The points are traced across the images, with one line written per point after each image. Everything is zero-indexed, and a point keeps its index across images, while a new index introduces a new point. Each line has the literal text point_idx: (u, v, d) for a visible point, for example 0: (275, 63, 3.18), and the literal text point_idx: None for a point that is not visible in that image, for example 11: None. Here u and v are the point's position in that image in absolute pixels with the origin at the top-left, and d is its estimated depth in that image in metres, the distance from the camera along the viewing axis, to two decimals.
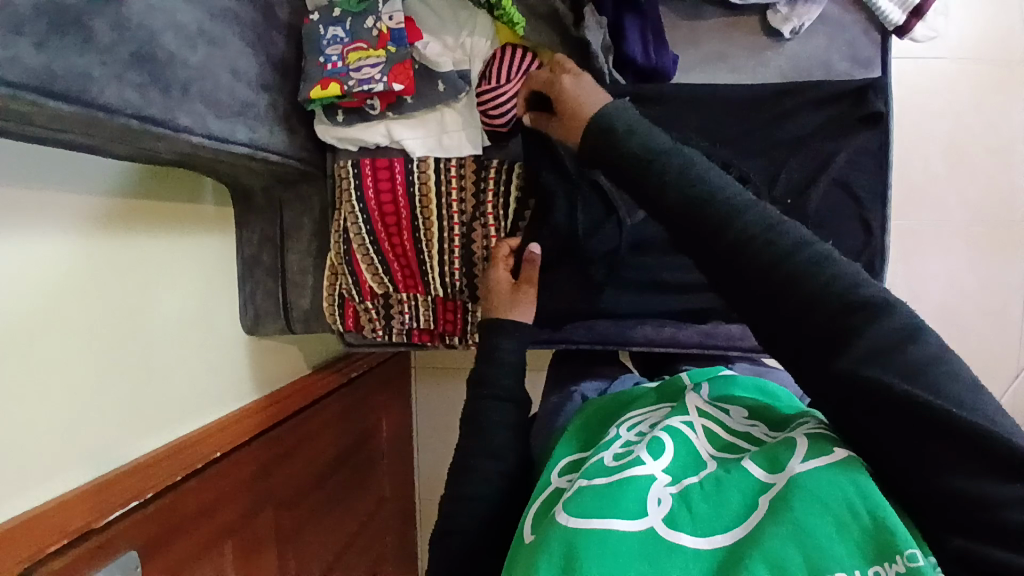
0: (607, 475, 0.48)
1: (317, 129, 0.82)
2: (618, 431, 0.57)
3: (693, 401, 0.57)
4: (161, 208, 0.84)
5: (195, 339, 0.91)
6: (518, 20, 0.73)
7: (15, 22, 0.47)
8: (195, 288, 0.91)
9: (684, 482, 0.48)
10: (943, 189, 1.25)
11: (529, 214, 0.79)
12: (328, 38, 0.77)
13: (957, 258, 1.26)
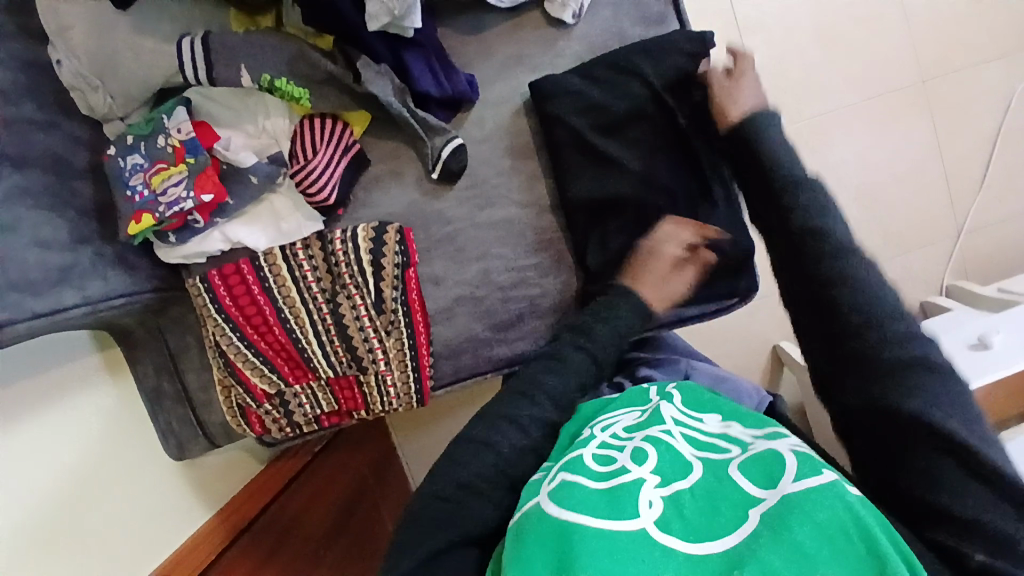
0: (604, 481, 0.55)
1: (158, 254, 0.79)
2: (594, 431, 0.62)
3: (669, 411, 0.62)
4: (37, 386, 0.80)
5: (123, 493, 0.90)
6: (300, 94, 0.71)
7: None
8: (105, 446, 0.88)
9: (674, 485, 0.53)
10: (824, 76, 1.29)
11: (387, 272, 0.78)
12: (129, 168, 0.74)
13: (853, 138, 1.31)
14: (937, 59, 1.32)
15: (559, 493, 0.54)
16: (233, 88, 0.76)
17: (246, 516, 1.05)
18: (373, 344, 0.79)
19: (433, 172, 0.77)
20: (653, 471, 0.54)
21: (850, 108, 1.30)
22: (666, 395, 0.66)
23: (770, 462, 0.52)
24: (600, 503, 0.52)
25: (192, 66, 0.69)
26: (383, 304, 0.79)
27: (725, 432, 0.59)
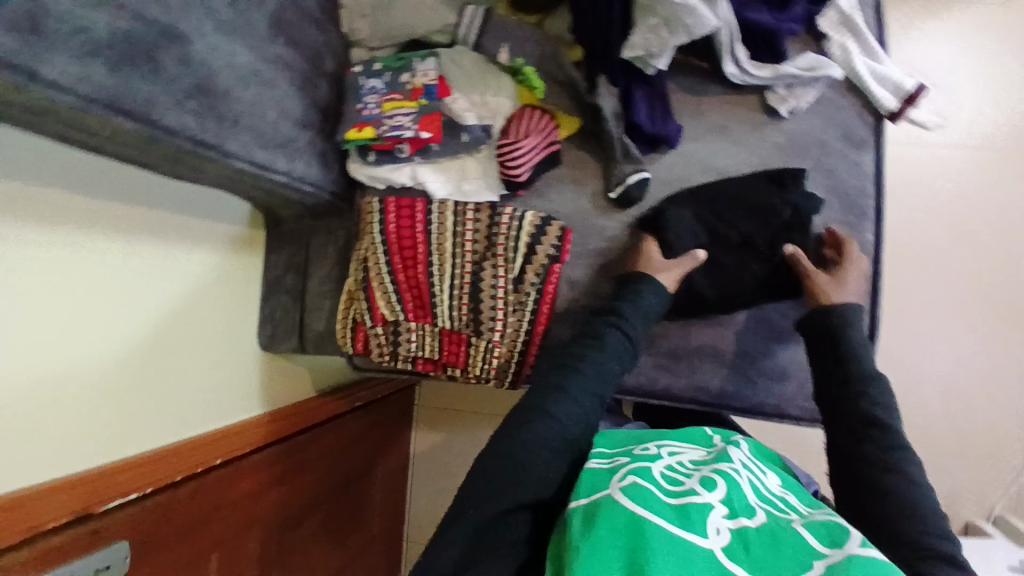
0: (670, 496, 0.59)
1: (350, 167, 0.89)
2: (662, 454, 0.69)
3: (738, 456, 0.68)
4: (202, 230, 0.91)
5: (217, 353, 0.96)
6: (537, 85, 0.81)
7: (90, 48, 0.52)
8: (223, 308, 0.97)
9: (740, 519, 0.56)
10: (949, 266, 1.29)
11: (538, 258, 0.85)
12: (367, 88, 0.85)
13: (964, 339, 1.27)
14: None
15: (632, 492, 0.58)
16: (478, 57, 0.86)
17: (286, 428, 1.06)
18: (496, 314, 0.85)
19: (612, 193, 0.84)
20: (722, 501, 0.58)
21: (963, 307, 1.28)
22: (735, 441, 0.74)
23: (835, 528, 0.55)
24: (670, 512, 0.56)
25: (468, 25, 0.83)
26: (522, 285, 0.85)
27: (784, 496, 0.65)
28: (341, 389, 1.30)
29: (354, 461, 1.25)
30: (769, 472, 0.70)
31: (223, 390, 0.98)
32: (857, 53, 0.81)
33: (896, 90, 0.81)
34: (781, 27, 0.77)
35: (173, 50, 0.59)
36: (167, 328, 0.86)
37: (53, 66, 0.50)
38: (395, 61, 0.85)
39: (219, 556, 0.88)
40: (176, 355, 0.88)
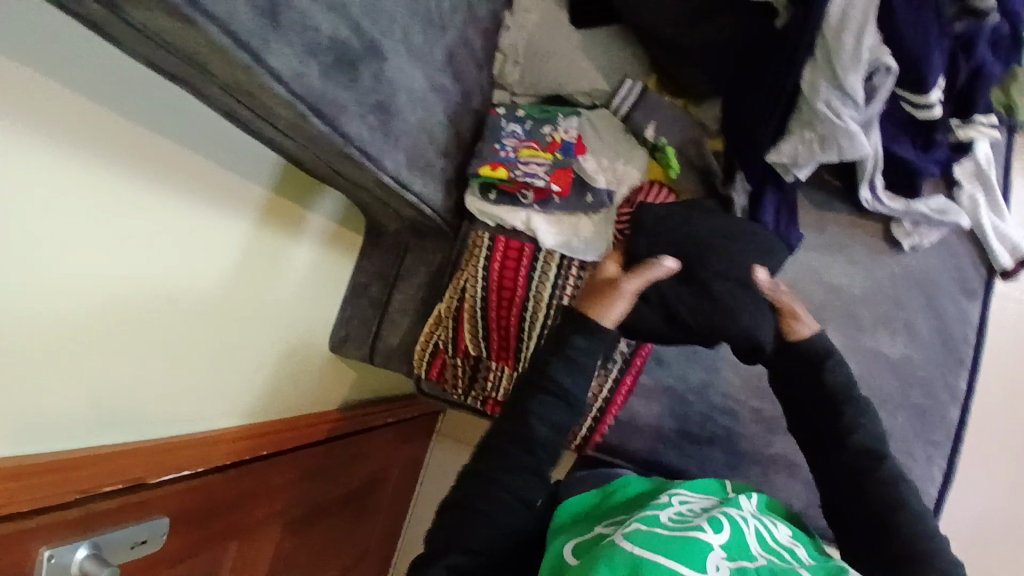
0: (669, 530, 0.58)
1: (466, 198, 0.90)
2: (669, 501, 0.67)
3: (746, 507, 0.67)
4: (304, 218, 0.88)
5: (284, 344, 0.92)
6: (674, 165, 0.82)
7: (313, 49, 0.53)
8: (302, 299, 0.93)
9: (740, 561, 0.56)
10: None
11: (633, 329, 0.85)
12: (507, 131, 0.88)
13: None
14: None
15: (637, 535, 0.57)
16: (620, 125, 0.88)
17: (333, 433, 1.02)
18: (579, 375, 0.85)
19: None
20: (723, 546, 0.57)
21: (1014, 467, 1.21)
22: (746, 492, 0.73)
23: None
24: (671, 547, 0.55)
25: (621, 99, 0.87)
26: (611, 351, 0.85)
27: (793, 549, 0.64)
28: (386, 402, 1.26)
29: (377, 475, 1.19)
30: (780, 524, 0.68)
31: (279, 383, 0.93)
32: (984, 208, 0.83)
33: (1012, 250, 0.84)
34: (922, 167, 0.78)
35: (372, 64, 0.61)
36: (246, 312, 0.81)
37: (279, 57, 0.50)
38: (539, 112, 0.89)
39: (239, 548, 0.80)
40: (252, 341, 0.84)
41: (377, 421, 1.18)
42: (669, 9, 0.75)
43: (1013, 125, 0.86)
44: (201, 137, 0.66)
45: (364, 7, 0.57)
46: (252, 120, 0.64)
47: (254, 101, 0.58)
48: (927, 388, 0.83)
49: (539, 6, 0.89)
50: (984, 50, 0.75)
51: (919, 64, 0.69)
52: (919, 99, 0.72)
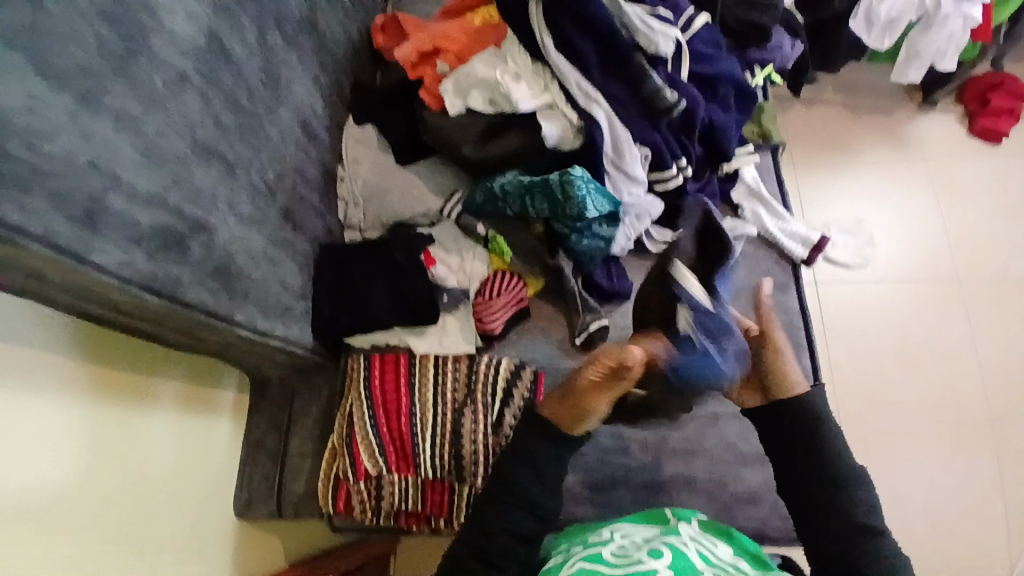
0: (609, 566, 0.64)
1: (347, 339, 0.97)
2: (613, 534, 0.73)
3: (688, 530, 0.74)
4: (204, 394, 0.97)
5: (196, 505, 0.93)
6: (507, 250, 0.97)
7: (135, 237, 0.62)
8: (204, 452, 0.96)
9: (630, 568, 0.63)
10: (902, 395, 1.54)
11: (514, 400, 0.90)
12: (350, 257, 0.96)
13: (933, 462, 1.49)
14: (983, 392, 1.55)
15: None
16: (458, 230, 1.00)
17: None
18: (477, 459, 0.88)
19: (577, 339, 0.95)
20: (666, 568, 0.62)
21: (930, 431, 1.51)
22: (684, 518, 0.79)
23: (685, 562, 0.64)
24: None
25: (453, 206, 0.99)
26: (501, 427, 0.90)
27: (735, 564, 0.70)
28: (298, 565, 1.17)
29: None
30: (721, 543, 0.75)
31: (195, 546, 0.92)
32: (766, 217, 1.01)
33: (804, 241, 1.01)
34: (700, 199, 0.96)
35: (201, 238, 0.70)
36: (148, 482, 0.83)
37: (102, 253, 0.59)
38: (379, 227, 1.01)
39: None
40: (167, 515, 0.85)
41: None
42: (465, 136, 0.89)
43: (772, 145, 1.07)
44: (97, 344, 0.76)
45: (182, 194, 0.68)
46: (133, 321, 0.74)
47: (106, 300, 0.66)
48: None
49: (368, 156, 1.01)
50: (704, 109, 0.93)
51: (655, 148, 0.91)
52: (660, 174, 0.93)
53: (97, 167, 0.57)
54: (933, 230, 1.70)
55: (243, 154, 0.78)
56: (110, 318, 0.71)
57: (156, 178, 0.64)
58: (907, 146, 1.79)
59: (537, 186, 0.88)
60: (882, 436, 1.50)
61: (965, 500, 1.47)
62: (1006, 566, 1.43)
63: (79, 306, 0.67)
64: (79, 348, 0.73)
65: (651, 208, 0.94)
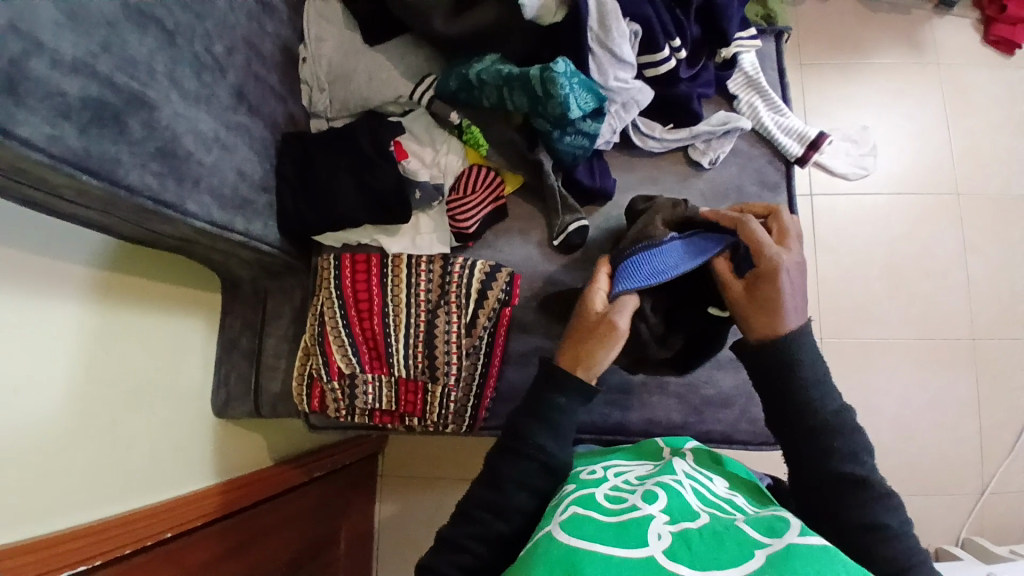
0: (602, 507, 0.61)
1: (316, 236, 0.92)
2: (608, 476, 0.71)
3: (682, 467, 0.71)
4: (166, 289, 0.94)
5: (165, 403, 0.93)
6: (483, 143, 0.89)
7: (63, 110, 0.56)
8: (172, 351, 0.95)
9: (626, 512, 0.59)
10: (887, 309, 1.54)
11: (489, 301, 0.88)
12: (315, 148, 0.90)
13: (909, 373, 1.51)
14: (968, 304, 1.55)
15: (571, 524, 0.57)
16: (431, 120, 0.93)
17: (232, 502, 0.99)
18: (450, 358, 0.87)
19: (555, 240, 0.91)
20: (663, 511, 0.58)
21: (910, 344, 1.52)
22: (679, 454, 0.76)
23: (683, 507, 0.60)
24: (608, 533, 0.56)
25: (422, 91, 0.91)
26: (475, 328, 0.88)
27: (731, 498, 0.67)
28: (286, 462, 1.20)
29: (282, 549, 1.07)
30: (716, 476, 0.73)
31: (169, 442, 0.93)
32: (763, 110, 0.95)
33: (800, 138, 0.95)
34: (691, 91, 0.91)
35: (140, 115, 0.64)
36: (107, 382, 0.82)
37: (27, 126, 0.53)
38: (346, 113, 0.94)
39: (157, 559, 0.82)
40: (131, 413, 0.85)
41: (281, 483, 1.13)
42: (437, 7, 0.80)
43: (777, 29, 0.99)
44: (39, 239, 0.71)
45: (114, 62, 0.60)
46: (77, 211, 0.69)
47: (44, 182, 0.60)
48: None
49: (333, 34, 0.92)
50: None
51: (649, 23, 0.83)
52: (653, 56, 0.86)
53: (17, 30, 0.51)
54: (938, 138, 1.63)
55: (184, 22, 0.70)
56: (50, 205, 0.66)
57: (84, 43, 0.57)
58: (923, 49, 1.66)
59: (516, 78, 0.81)
60: (862, 348, 1.52)
61: (938, 409, 1.50)
62: (968, 469, 1.49)
63: (12, 189, 0.61)
64: (13, 235, 0.68)
65: (640, 95, 0.87)
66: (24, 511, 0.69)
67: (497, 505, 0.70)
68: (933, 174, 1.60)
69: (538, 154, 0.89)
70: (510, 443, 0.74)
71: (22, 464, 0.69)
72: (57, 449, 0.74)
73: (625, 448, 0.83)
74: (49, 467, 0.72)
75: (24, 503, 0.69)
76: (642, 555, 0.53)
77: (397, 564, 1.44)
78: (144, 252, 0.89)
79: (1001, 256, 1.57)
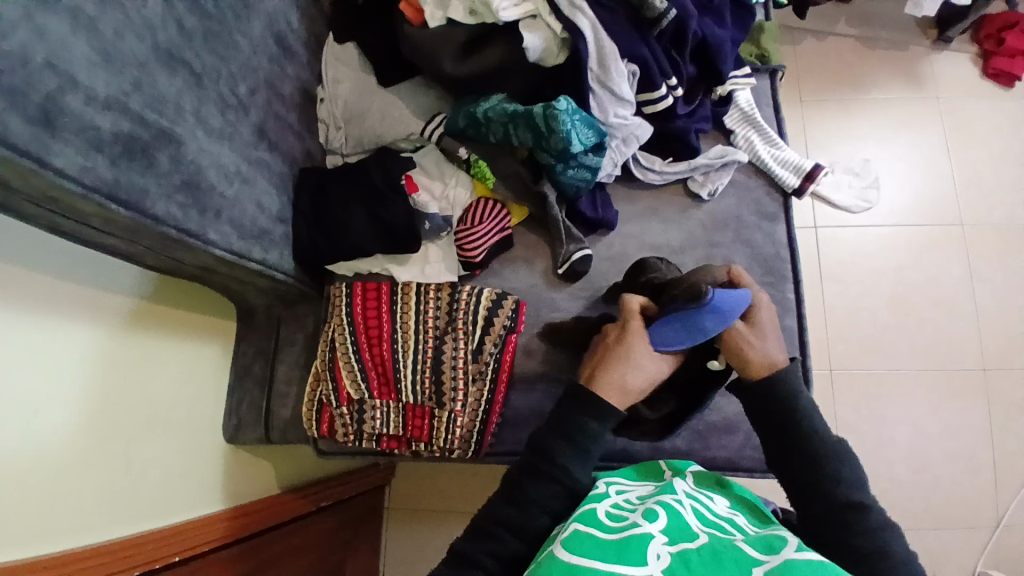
0: (603, 526, 0.62)
1: (329, 266, 0.96)
2: (610, 495, 0.72)
3: (683, 487, 0.72)
4: (183, 316, 0.98)
5: (178, 427, 0.95)
6: (489, 175, 0.93)
7: (96, 143, 0.60)
8: (187, 376, 0.98)
9: (627, 530, 0.60)
10: (895, 339, 1.53)
11: (495, 328, 0.90)
12: (330, 182, 0.94)
13: (921, 404, 1.50)
14: (978, 335, 1.54)
15: (572, 542, 0.58)
16: (441, 155, 0.97)
17: (241, 528, 1.00)
18: (456, 384, 0.89)
19: (560, 269, 0.94)
20: (662, 531, 0.60)
21: (920, 374, 1.51)
22: (681, 475, 0.77)
23: (683, 528, 0.61)
24: (609, 551, 0.56)
25: (432, 129, 0.96)
26: (481, 354, 0.90)
27: (731, 518, 0.68)
28: (294, 491, 1.21)
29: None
30: (717, 497, 0.73)
31: (180, 465, 0.95)
32: (759, 144, 0.99)
33: (796, 170, 0.98)
34: (689, 126, 0.95)
35: (167, 148, 0.69)
36: (124, 403, 0.85)
37: (62, 157, 0.57)
38: (360, 150, 0.99)
39: None
40: (145, 434, 0.88)
41: (289, 511, 1.13)
42: (445, 50, 0.85)
43: (771, 67, 1.05)
44: (65, 265, 0.76)
45: (144, 101, 0.65)
46: (103, 239, 0.73)
47: (74, 211, 0.64)
48: None
49: (350, 76, 0.98)
50: (695, 22, 0.90)
51: (644, 63, 0.88)
52: (650, 94, 0.91)
53: (53, 67, 0.56)
54: (939, 170, 1.65)
55: (210, 65, 0.75)
56: (80, 234, 0.71)
57: (116, 81, 0.62)
58: (922, 84, 1.71)
59: (520, 116, 0.85)
60: (872, 379, 1.51)
61: (952, 441, 1.48)
62: (986, 503, 1.45)
63: (44, 217, 0.66)
64: (42, 262, 0.72)
65: (639, 130, 0.91)
66: (37, 526, 0.71)
67: (499, 525, 0.71)
68: (935, 206, 1.62)
69: (542, 187, 0.93)
70: (513, 464, 0.76)
71: (37, 480, 0.71)
72: (71, 467, 0.76)
73: (634, 467, 0.84)
74: (62, 482, 0.75)
75: (37, 518, 0.71)
76: (641, 574, 0.54)
77: None
78: (164, 280, 0.93)
79: (1008, 286, 1.57)
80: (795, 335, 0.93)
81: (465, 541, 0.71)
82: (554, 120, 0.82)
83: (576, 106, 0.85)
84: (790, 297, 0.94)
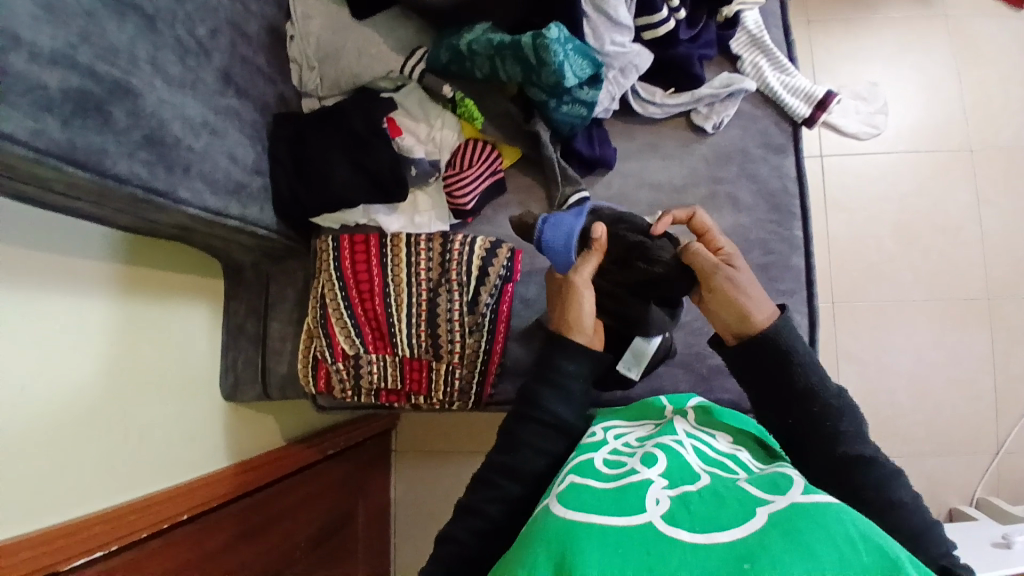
0: (600, 476, 0.61)
1: (314, 219, 0.91)
2: (609, 440, 0.71)
3: (683, 427, 0.71)
4: (169, 278, 0.94)
5: (176, 389, 0.94)
6: (477, 116, 0.87)
7: (45, 103, 0.55)
8: (179, 338, 0.96)
9: (625, 479, 0.59)
10: (899, 269, 1.50)
11: (491, 278, 0.86)
12: (308, 129, 0.88)
13: (922, 334, 1.49)
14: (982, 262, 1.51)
15: (568, 494, 0.57)
16: (424, 95, 0.91)
17: (248, 482, 1.01)
18: (453, 336, 0.87)
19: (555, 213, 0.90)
20: (661, 475, 0.59)
21: (921, 304, 1.50)
22: (683, 412, 0.77)
23: (686, 471, 0.59)
24: (606, 501, 0.56)
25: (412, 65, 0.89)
26: (477, 305, 0.87)
27: (733, 455, 0.67)
28: (298, 442, 1.22)
29: (302, 525, 1.09)
30: (717, 432, 0.73)
31: (181, 427, 0.94)
32: (767, 69, 0.92)
33: (807, 98, 0.91)
34: (692, 53, 0.88)
35: (125, 103, 0.63)
36: (119, 374, 0.82)
37: (10, 121, 0.52)
38: (337, 92, 0.91)
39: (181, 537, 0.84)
40: (142, 401, 0.86)
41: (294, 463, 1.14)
42: None
43: None
44: (37, 232, 0.71)
45: (94, 52, 0.59)
46: (70, 203, 0.68)
47: (31, 176, 0.59)
48: (767, 244, 0.89)
49: (320, 11, 0.89)
50: None
51: None
52: (650, 18, 0.84)
53: None
54: (951, 91, 1.56)
55: (163, 6, 0.68)
56: (43, 198, 0.65)
57: (62, 34, 0.56)
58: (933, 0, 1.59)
59: (507, 47, 0.78)
60: (874, 311, 1.49)
61: (950, 368, 1.48)
62: (983, 427, 1.47)
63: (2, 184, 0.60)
64: (10, 230, 0.67)
65: (638, 59, 0.84)
66: (45, 502, 0.71)
67: (503, 471, 0.71)
68: (946, 129, 1.55)
69: (535, 125, 0.87)
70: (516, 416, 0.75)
71: (36, 456, 0.70)
72: (71, 440, 0.75)
73: (624, 411, 0.83)
74: (65, 457, 0.74)
75: (44, 494, 0.71)
76: (642, 523, 0.52)
77: (416, 536, 1.47)
78: (145, 242, 0.88)
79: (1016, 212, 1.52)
80: (801, 274, 0.89)
81: (471, 495, 0.71)
82: (545, 57, 0.75)
83: (569, 34, 0.77)
84: (797, 234, 0.90)
